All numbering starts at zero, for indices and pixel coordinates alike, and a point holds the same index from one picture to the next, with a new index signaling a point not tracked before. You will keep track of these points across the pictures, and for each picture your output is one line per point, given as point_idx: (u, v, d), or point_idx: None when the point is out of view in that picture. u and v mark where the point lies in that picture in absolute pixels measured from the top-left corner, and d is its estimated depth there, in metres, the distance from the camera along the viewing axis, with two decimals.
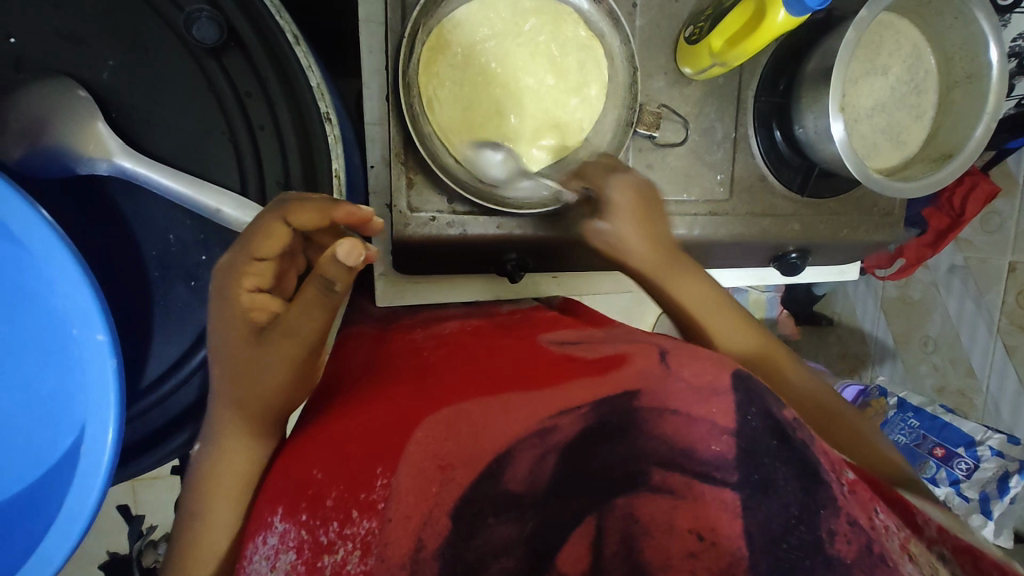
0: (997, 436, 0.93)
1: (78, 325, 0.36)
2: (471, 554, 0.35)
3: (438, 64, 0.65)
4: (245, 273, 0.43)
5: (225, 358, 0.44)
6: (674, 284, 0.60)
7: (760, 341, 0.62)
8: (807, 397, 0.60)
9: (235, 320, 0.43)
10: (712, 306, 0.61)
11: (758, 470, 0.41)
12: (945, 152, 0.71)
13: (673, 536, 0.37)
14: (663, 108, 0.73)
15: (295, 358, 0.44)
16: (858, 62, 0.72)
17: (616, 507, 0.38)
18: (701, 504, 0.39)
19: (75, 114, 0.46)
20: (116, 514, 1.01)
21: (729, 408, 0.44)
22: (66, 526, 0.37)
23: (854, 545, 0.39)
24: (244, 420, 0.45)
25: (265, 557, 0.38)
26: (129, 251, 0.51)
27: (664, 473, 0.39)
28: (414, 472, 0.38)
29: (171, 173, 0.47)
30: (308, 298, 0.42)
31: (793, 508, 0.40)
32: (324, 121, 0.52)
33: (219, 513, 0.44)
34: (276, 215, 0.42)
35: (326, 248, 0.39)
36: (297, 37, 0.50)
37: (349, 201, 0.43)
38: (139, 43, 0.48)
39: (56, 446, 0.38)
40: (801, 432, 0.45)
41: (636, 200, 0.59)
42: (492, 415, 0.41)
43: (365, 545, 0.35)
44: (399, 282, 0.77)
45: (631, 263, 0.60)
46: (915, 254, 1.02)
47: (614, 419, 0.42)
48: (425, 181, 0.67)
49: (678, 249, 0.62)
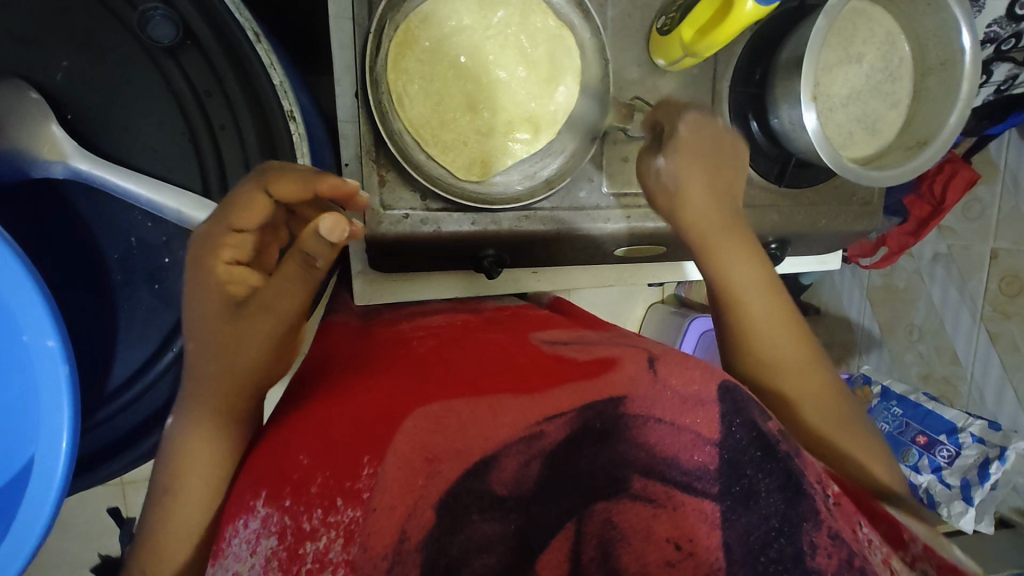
0: (978, 422, 0.92)
1: (27, 331, 0.35)
2: (455, 549, 0.34)
3: (407, 60, 0.64)
4: (223, 245, 0.44)
5: (202, 333, 0.45)
6: (722, 254, 0.60)
7: (805, 345, 0.59)
8: (828, 415, 0.58)
9: (212, 292, 0.45)
10: (758, 286, 0.60)
11: (740, 482, 0.42)
12: (919, 140, 0.71)
13: (651, 543, 0.38)
14: (636, 100, 0.71)
15: (274, 334, 0.46)
16: (832, 49, 0.71)
17: (596, 512, 0.38)
18: (680, 514, 0.40)
19: (29, 116, 0.45)
20: (105, 517, 1.00)
21: (714, 419, 0.44)
22: (22, 533, 0.37)
23: (833, 560, 0.40)
24: (215, 405, 0.45)
25: (247, 541, 0.37)
26: (91, 255, 0.51)
27: (645, 481, 0.40)
28: (401, 463, 0.36)
29: (128, 174, 0.46)
30: (290, 272, 0.45)
31: (772, 520, 0.41)
32: (288, 120, 0.51)
33: (189, 502, 0.42)
34: (257, 185, 0.44)
35: (310, 223, 0.42)
36: (257, 35, 0.48)
37: (333, 174, 0.44)
38: (93, 43, 0.48)
39: (12, 454, 0.38)
40: (785, 445, 0.45)
41: (693, 159, 0.62)
42: (481, 416, 0.40)
43: (349, 533, 0.34)
44: (375, 281, 0.76)
45: (685, 213, 0.62)
46: (898, 243, 1.03)
47: (595, 424, 0.41)
48: (397, 178, 0.66)
49: (736, 219, 0.63)
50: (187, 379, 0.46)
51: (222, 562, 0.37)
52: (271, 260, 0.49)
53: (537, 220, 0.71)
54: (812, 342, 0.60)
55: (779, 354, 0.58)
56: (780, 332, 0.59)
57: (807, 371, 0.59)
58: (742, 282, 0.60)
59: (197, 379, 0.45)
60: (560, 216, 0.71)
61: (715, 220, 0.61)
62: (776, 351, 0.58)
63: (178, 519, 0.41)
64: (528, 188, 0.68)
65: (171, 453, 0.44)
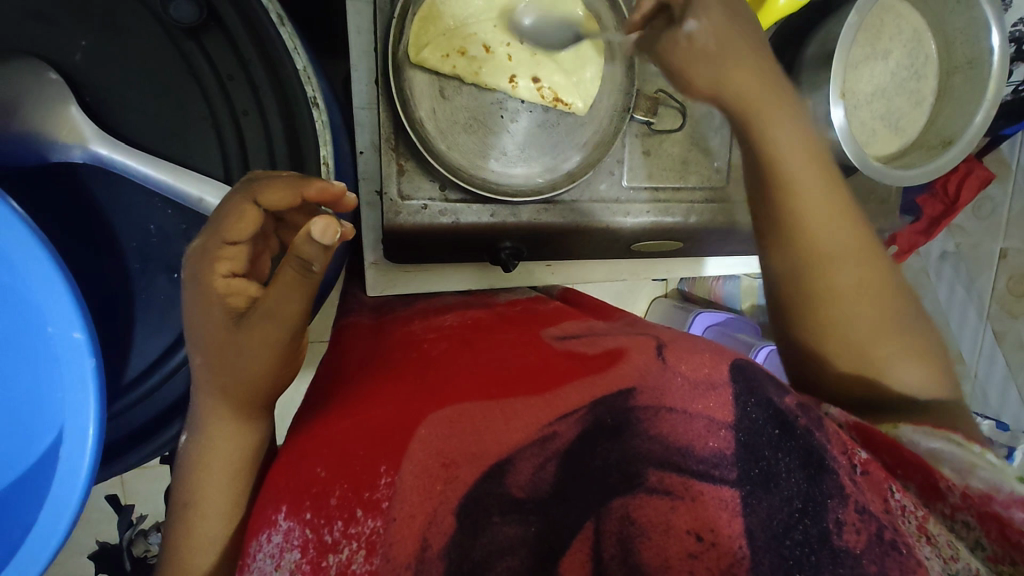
0: (987, 422, 0.94)
1: (53, 322, 0.34)
2: (477, 552, 0.34)
3: (428, 35, 0.61)
4: (218, 259, 0.41)
5: (208, 350, 0.42)
6: (771, 124, 0.54)
7: (858, 232, 0.55)
8: (875, 308, 0.54)
9: (211, 306, 0.41)
10: (811, 166, 0.54)
11: (758, 465, 0.40)
12: (944, 139, 0.70)
13: (671, 536, 0.36)
14: (661, 92, 0.71)
15: (277, 343, 0.42)
16: (859, 46, 0.70)
17: (613, 510, 0.37)
18: (699, 504, 0.37)
19: (45, 98, 0.43)
20: (103, 504, 0.99)
21: (728, 403, 0.42)
22: (45, 531, 0.36)
23: (862, 535, 0.38)
24: (232, 412, 0.43)
25: (271, 555, 0.37)
26: (109, 242, 0.50)
27: (661, 473, 0.38)
28: (418, 471, 0.36)
29: (150, 160, 0.45)
30: (285, 281, 0.39)
31: (795, 501, 0.39)
32: (312, 106, 0.49)
33: (212, 504, 0.42)
34: (245, 196, 0.41)
35: (301, 227, 0.38)
36: (281, 17, 0.46)
37: (320, 177, 0.42)
38: (112, 22, 0.46)
39: (28, 449, 0.36)
40: (804, 419, 0.44)
41: (723, 44, 0.53)
42: (494, 420, 0.39)
43: (371, 543, 0.34)
44: (389, 272, 0.75)
45: (725, 92, 0.54)
46: (908, 241, 0.99)
47: (607, 420, 0.40)
48: (416, 168, 0.64)
49: (785, 88, 0.56)
50: (200, 394, 0.43)
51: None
52: (264, 269, 0.46)
53: (554, 212, 0.69)
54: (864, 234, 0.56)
55: (827, 241, 0.54)
56: (822, 225, 0.54)
57: (858, 259, 0.55)
58: (795, 161, 0.54)
59: (206, 391, 0.43)
60: (580, 211, 0.70)
61: (769, 92, 0.54)
62: (823, 238, 0.54)
63: (204, 527, 0.41)
64: (550, 181, 0.67)
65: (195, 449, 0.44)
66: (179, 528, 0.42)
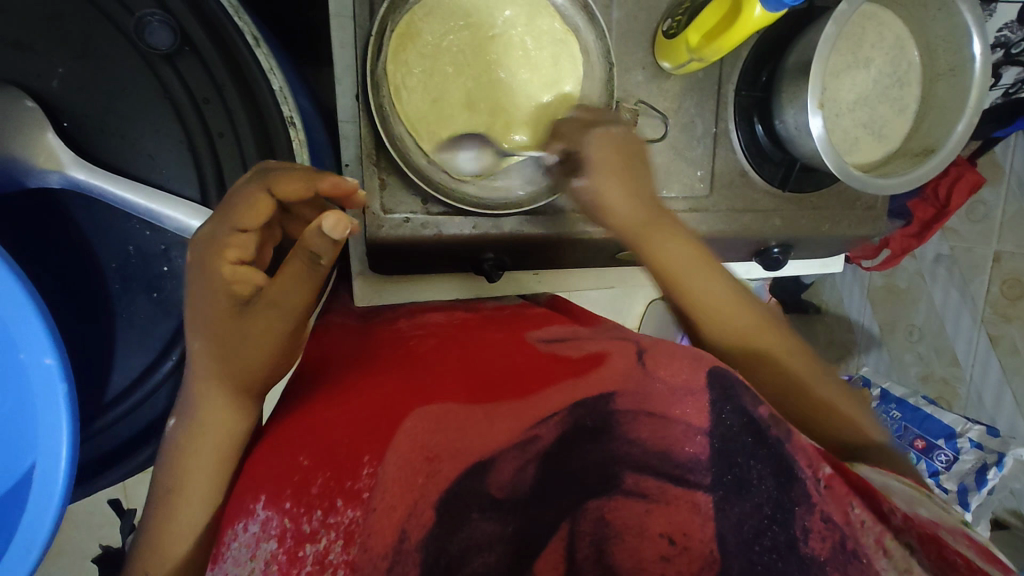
0: (977, 428, 0.94)
1: (24, 349, 0.35)
2: (455, 546, 0.34)
3: (406, 53, 0.63)
4: (228, 244, 0.42)
5: (207, 338, 0.43)
6: (659, 248, 0.59)
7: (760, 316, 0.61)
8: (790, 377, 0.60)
9: (217, 292, 0.42)
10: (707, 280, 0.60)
11: (731, 471, 0.42)
12: (926, 147, 0.70)
13: (645, 538, 0.38)
14: (640, 104, 0.71)
15: (279, 333, 0.43)
16: (840, 55, 0.70)
17: (588, 511, 0.38)
18: (673, 508, 0.39)
19: (23, 127, 0.45)
20: (106, 507, 1.00)
21: (703, 407, 0.43)
22: (18, 554, 0.37)
23: (827, 543, 0.40)
24: (205, 429, 0.43)
25: (245, 545, 0.35)
26: (90, 263, 0.51)
27: (637, 476, 0.40)
28: (401, 463, 0.36)
29: (128, 185, 0.46)
30: (293, 271, 0.41)
31: (766, 508, 0.41)
32: (288, 125, 0.51)
33: (195, 490, 0.41)
34: (261, 184, 0.43)
35: (312, 220, 0.39)
36: (257, 39, 0.48)
37: (335, 172, 0.44)
38: (89, 49, 0.47)
39: (7, 468, 0.38)
40: (776, 428, 0.44)
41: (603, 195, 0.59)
42: (477, 416, 0.40)
43: (349, 533, 0.33)
44: (376, 281, 0.75)
45: (613, 223, 0.60)
46: (900, 245, 1.02)
47: (587, 423, 0.42)
48: (398, 183, 0.65)
49: (664, 211, 0.61)
50: (196, 384, 0.44)
51: (219, 567, 0.35)
52: (267, 259, 0.47)
53: (539, 223, 0.70)
54: (752, 303, 0.62)
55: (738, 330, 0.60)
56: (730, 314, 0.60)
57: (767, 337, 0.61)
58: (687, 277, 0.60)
59: (203, 378, 0.43)
60: (567, 221, 0.71)
61: (653, 219, 0.60)
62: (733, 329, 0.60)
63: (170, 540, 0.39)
64: (531, 193, 0.67)
65: (163, 465, 0.43)
66: (156, 525, 0.41)
